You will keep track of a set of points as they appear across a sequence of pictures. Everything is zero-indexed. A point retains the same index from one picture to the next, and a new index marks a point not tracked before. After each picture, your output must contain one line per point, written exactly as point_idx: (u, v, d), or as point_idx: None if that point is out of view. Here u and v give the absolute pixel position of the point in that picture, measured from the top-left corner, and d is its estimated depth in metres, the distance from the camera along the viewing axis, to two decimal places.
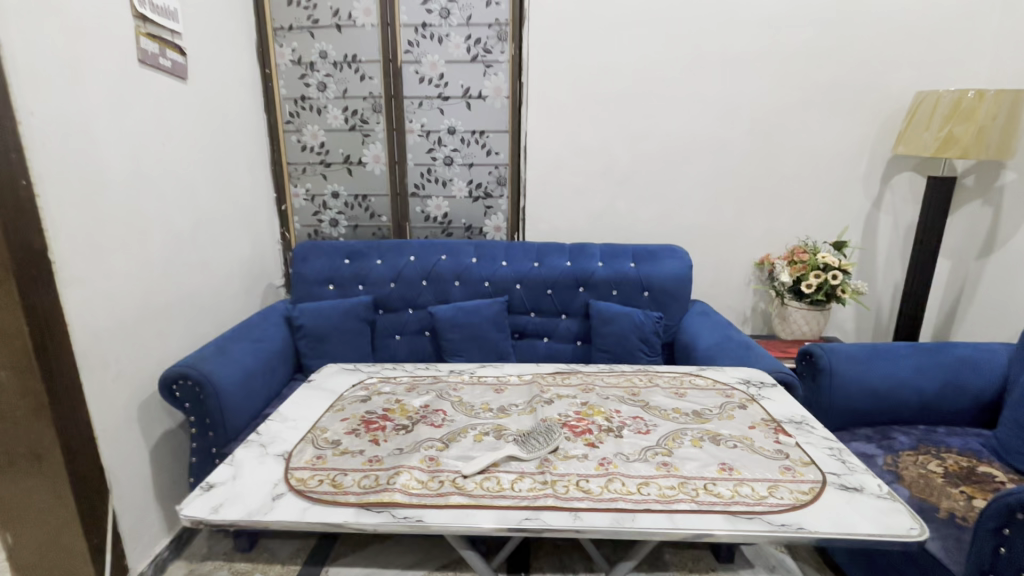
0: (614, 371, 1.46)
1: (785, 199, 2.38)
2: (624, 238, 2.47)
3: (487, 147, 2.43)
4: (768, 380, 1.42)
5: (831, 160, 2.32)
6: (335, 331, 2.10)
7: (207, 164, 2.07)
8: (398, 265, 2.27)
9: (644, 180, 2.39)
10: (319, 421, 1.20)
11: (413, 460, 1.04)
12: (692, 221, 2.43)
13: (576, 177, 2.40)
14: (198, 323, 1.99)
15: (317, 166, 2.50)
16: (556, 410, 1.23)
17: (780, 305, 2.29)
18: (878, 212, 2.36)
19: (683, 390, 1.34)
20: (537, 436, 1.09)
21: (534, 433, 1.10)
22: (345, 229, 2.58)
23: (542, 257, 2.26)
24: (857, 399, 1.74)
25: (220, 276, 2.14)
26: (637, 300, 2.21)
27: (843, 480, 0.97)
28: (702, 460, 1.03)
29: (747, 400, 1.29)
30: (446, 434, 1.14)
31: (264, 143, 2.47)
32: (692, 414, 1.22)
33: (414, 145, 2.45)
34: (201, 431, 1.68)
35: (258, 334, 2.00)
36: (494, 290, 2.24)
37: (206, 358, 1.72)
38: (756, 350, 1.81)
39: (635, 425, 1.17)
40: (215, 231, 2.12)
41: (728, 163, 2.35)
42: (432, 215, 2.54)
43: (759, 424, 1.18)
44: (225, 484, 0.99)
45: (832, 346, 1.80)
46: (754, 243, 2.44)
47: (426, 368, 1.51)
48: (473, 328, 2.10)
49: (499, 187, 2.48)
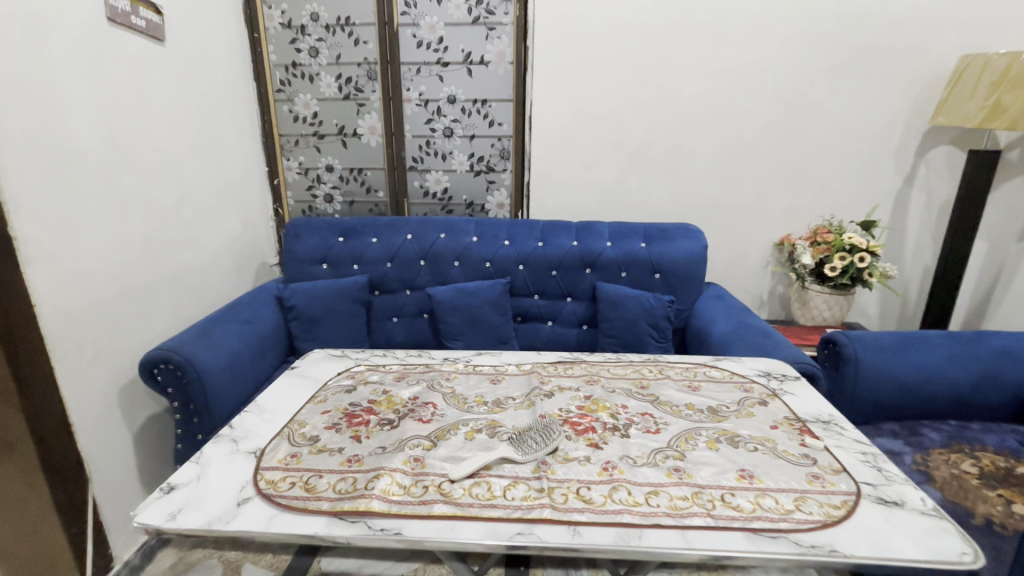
0: (621, 360, 1.35)
1: (810, 175, 2.22)
2: (635, 216, 2.32)
3: (489, 117, 2.28)
4: (791, 372, 1.29)
5: (861, 133, 2.15)
6: (328, 313, 2.00)
7: (191, 135, 1.95)
8: (395, 243, 2.15)
9: (658, 154, 2.23)
10: (297, 415, 1.10)
11: (395, 461, 0.94)
12: (708, 198, 2.28)
13: (585, 150, 2.25)
14: (184, 304, 1.90)
15: (310, 138, 2.37)
16: (557, 405, 1.12)
17: (800, 289, 2.15)
18: (910, 189, 2.19)
19: (698, 384, 1.22)
20: (534, 435, 0.98)
21: (530, 432, 1.00)
22: (340, 205, 2.46)
23: (547, 236, 2.13)
24: (884, 391, 1.62)
25: (207, 254, 2.04)
26: (647, 282, 2.08)
27: (880, 492, 0.86)
28: (718, 466, 0.92)
29: (769, 396, 1.17)
30: (435, 431, 1.03)
31: (254, 114, 2.33)
32: (707, 411, 1.11)
33: (411, 115, 2.30)
34: (185, 418, 1.60)
35: (247, 315, 1.90)
36: (496, 270, 2.12)
37: (190, 341, 1.63)
38: (776, 338, 1.68)
39: (643, 423, 1.05)
40: (202, 207, 2.01)
41: (748, 135, 2.19)
42: (431, 190, 2.40)
43: (782, 423, 1.06)
44: (188, 486, 0.89)
45: (858, 334, 1.67)
46: (774, 222, 2.29)
47: (418, 356, 1.40)
48: (473, 310, 1.99)
49: (502, 161, 2.34)
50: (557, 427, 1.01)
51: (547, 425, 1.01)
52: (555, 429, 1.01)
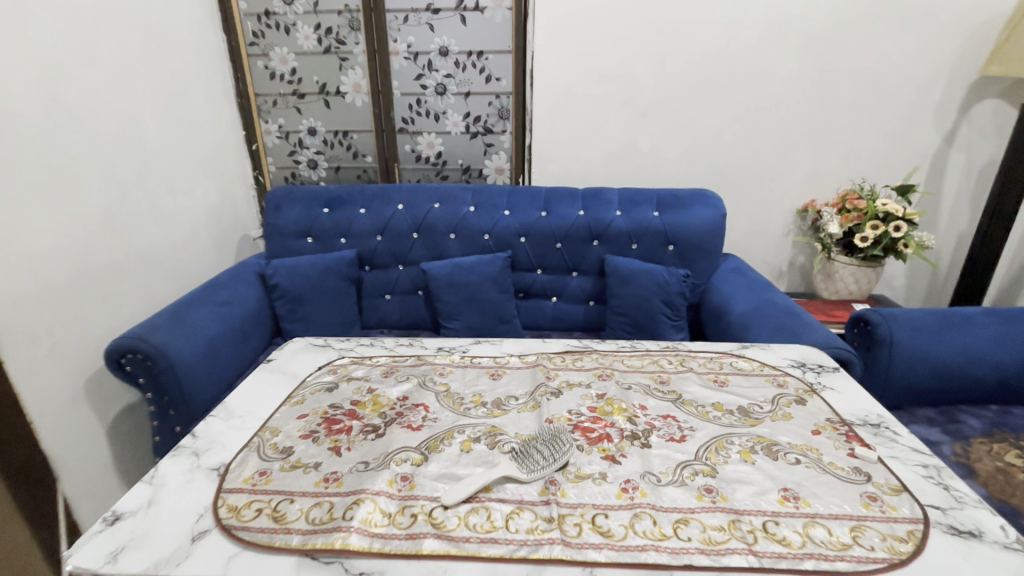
0: (636, 349, 1.20)
1: (840, 134, 2.01)
2: (646, 182, 2.13)
3: (486, 71, 2.05)
4: (829, 362, 1.15)
5: (901, 86, 1.93)
6: (314, 291, 1.85)
7: (152, 96, 1.74)
8: (385, 215, 1.97)
9: (673, 111, 2.02)
10: (269, 421, 0.97)
11: (379, 482, 0.80)
12: (727, 161, 2.08)
13: (592, 109, 2.03)
14: (157, 284, 1.74)
15: (289, 97, 2.15)
16: (566, 406, 0.98)
17: (825, 260, 1.99)
18: (949, 149, 1.98)
19: (724, 378, 1.08)
20: (541, 448, 0.85)
21: (537, 444, 0.86)
22: (326, 171, 2.26)
23: (550, 205, 1.95)
24: (920, 375, 1.48)
25: (182, 228, 1.87)
26: (660, 255, 1.92)
27: (951, 519, 0.73)
28: (756, 485, 0.79)
29: (807, 393, 1.03)
30: (426, 441, 0.90)
31: (226, 71, 2.11)
32: (738, 413, 0.97)
33: (399, 70, 2.07)
34: (160, 410, 1.47)
35: (226, 296, 1.75)
36: (495, 243, 1.95)
37: (160, 326, 1.48)
38: (804, 318, 1.53)
39: (666, 429, 0.92)
40: (171, 176, 1.82)
41: (774, 90, 1.97)
42: (424, 154, 2.20)
43: (826, 428, 0.92)
44: (135, 515, 0.76)
45: (894, 312, 1.52)
46: (798, 187, 2.10)
47: (409, 345, 1.26)
48: (472, 288, 1.83)
49: (501, 120, 2.12)
50: (566, 435, 0.88)
51: (555, 433, 0.88)
52: (564, 437, 0.88)
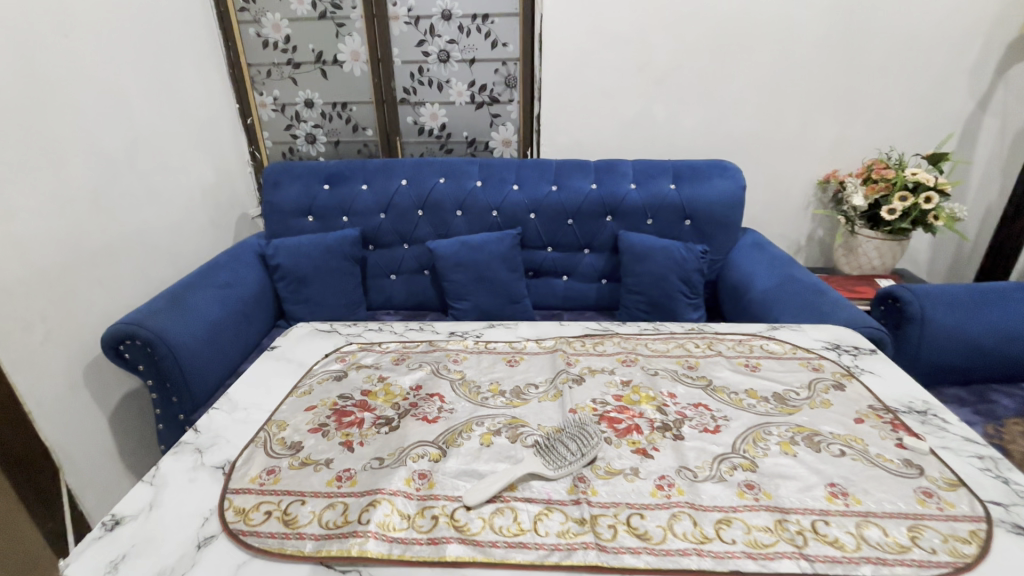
0: (660, 332, 1.14)
1: (867, 100, 1.90)
2: (660, 153, 2.04)
3: (491, 36, 1.93)
4: (865, 343, 1.09)
5: (934, 47, 1.81)
6: (317, 272, 1.78)
7: (138, 66, 1.63)
8: (388, 191, 1.88)
9: (690, 77, 1.90)
10: (276, 413, 0.91)
11: (396, 480, 0.75)
12: (747, 130, 1.97)
13: (604, 75, 1.92)
14: (155, 266, 1.67)
15: (284, 67, 2.03)
16: (589, 394, 0.93)
17: (848, 234, 1.90)
18: (982, 114, 1.88)
19: (756, 363, 1.02)
20: (567, 442, 0.79)
21: (562, 437, 0.81)
22: (325, 146, 2.16)
23: (561, 178, 1.86)
24: (951, 353, 1.42)
25: (177, 207, 1.79)
26: (676, 230, 1.83)
27: (1014, 517, 0.68)
28: (801, 480, 0.73)
29: (845, 377, 0.96)
30: (443, 434, 0.84)
31: (216, 40, 1.99)
32: (773, 400, 0.91)
33: (400, 36, 1.95)
34: (162, 397, 1.42)
35: (226, 278, 1.68)
36: (504, 220, 1.87)
37: (157, 311, 1.42)
38: (830, 296, 1.46)
39: (698, 419, 0.86)
40: (163, 153, 1.73)
41: (798, 53, 1.85)
42: (427, 126, 2.10)
43: (869, 415, 0.86)
44: (136, 519, 0.71)
45: (925, 288, 1.44)
46: (820, 157, 2.00)
47: (420, 329, 1.20)
48: (481, 267, 1.76)
49: (508, 89, 2.02)
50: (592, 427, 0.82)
51: (580, 425, 0.83)
52: (589, 429, 0.82)
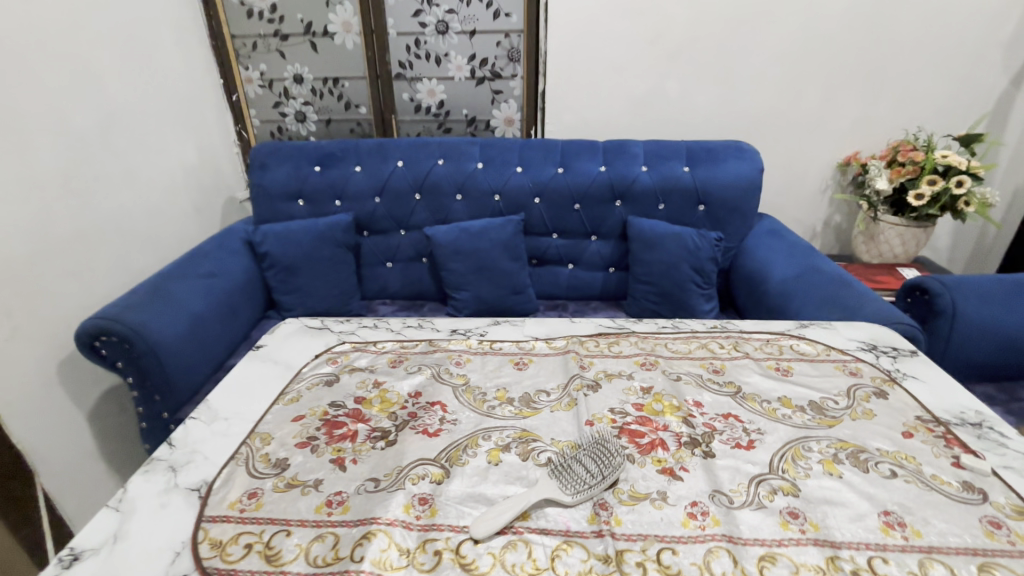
0: (680, 331, 1.05)
1: (894, 77, 1.78)
2: (672, 133, 1.92)
3: (494, 5, 1.79)
4: (903, 344, 1.00)
5: (970, 19, 1.68)
6: (308, 260, 1.67)
7: (110, 36, 1.50)
8: (383, 173, 1.77)
9: (706, 51, 1.77)
10: (260, 425, 0.82)
11: (393, 508, 0.67)
12: (765, 108, 1.85)
13: (614, 48, 1.79)
14: (134, 254, 1.56)
15: (270, 39, 1.89)
16: (607, 403, 0.84)
17: (869, 220, 1.80)
18: (1016, 92, 1.76)
19: (787, 366, 0.93)
20: (586, 462, 0.71)
21: (580, 456, 0.72)
22: (316, 125, 2.04)
23: (567, 160, 1.75)
24: (983, 350, 1.33)
25: (158, 191, 1.67)
26: (689, 216, 1.73)
27: None
28: (851, 508, 0.65)
29: (887, 383, 0.88)
30: (446, 450, 0.76)
31: (196, 9, 1.84)
32: (811, 410, 0.82)
33: (395, 5, 1.81)
34: (144, 396, 1.33)
35: (211, 267, 1.58)
36: (507, 205, 1.76)
37: (136, 304, 1.32)
38: (856, 288, 1.37)
39: (729, 433, 0.77)
40: (140, 132, 1.60)
41: (824, 24, 1.72)
42: (424, 104, 1.97)
43: (918, 428, 0.78)
44: (98, 554, 0.63)
45: (957, 279, 1.35)
46: (841, 138, 1.88)
47: (418, 327, 1.10)
48: (482, 255, 1.66)
49: (511, 64, 1.88)
50: (612, 444, 0.74)
51: (599, 441, 0.75)
52: (609, 446, 0.74)
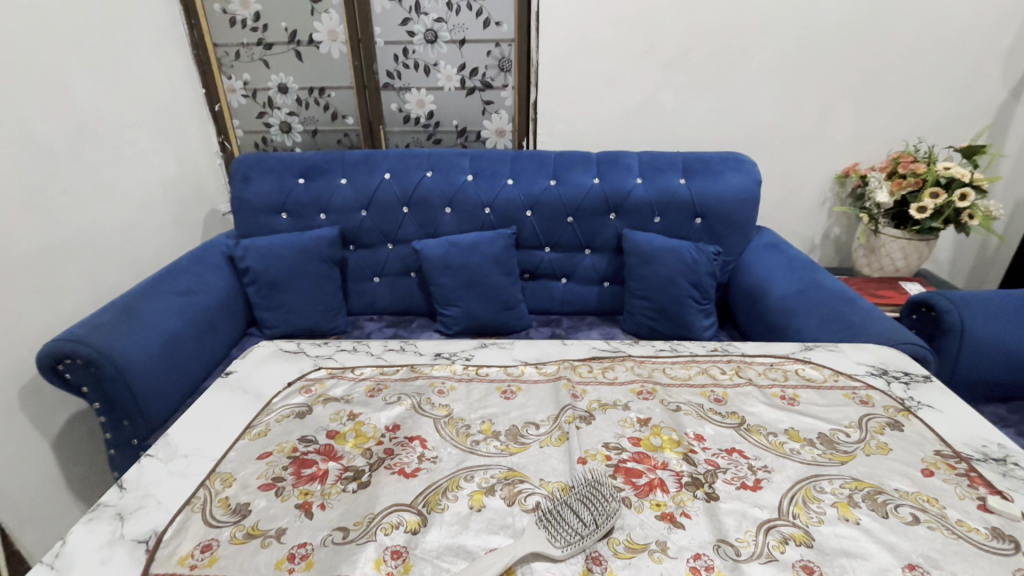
0: (679, 355, 0.99)
1: (892, 87, 1.74)
2: (667, 144, 1.87)
3: (483, 14, 1.75)
4: (915, 368, 0.94)
5: (970, 29, 1.65)
6: (291, 276, 1.61)
7: (82, 44, 1.44)
8: (370, 185, 1.71)
9: (702, 61, 1.73)
10: (222, 464, 0.75)
11: (362, 563, 0.60)
12: (762, 119, 1.81)
13: (607, 58, 1.74)
14: (107, 270, 1.49)
15: (254, 48, 1.84)
16: (601, 438, 0.77)
17: (870, 233, 1.76)
18: (1017, 102, 1.72)
19: (793, 394, 0.87)
20: (578, 508, 0.64)
21: (572, 500, 0.66)
22: (301, 136, 1.98)
23: (560, 172, 1.69)
24: (994, 369, 1.27)
25: (134, 204, 1.61)
26: (686, 230, 1.68)
27: None
28: (871, 560, 0.59)
29: (901, 414, 0.82)
30: (424, 493, 0.69)
31: (177, 17, 1.79)
32: (821, 444, 0.76)
33: (382, 14, 1.76)
34: (112, 422, 1.22)
35: (189, 283, 1.51)
36: (498, 218, 1.70)
37: (103, 325, 1.23)
38: (861, 305, 1.32)
39: (734, 472, 0.71)
40: (114, 143, 1.54)
41: (821, 34, 1.68)
42: (413, 114, 1.92)
43: (938, 465, 0.72)
44: None
45: (965, 296, 1.29)
46: (840, 149, 1.84)
47: (401, 350, 1.04)
48: (472, 270, 1.59)
49: (502, 74, 1.84)
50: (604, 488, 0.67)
51: (591, 483, 0.68)
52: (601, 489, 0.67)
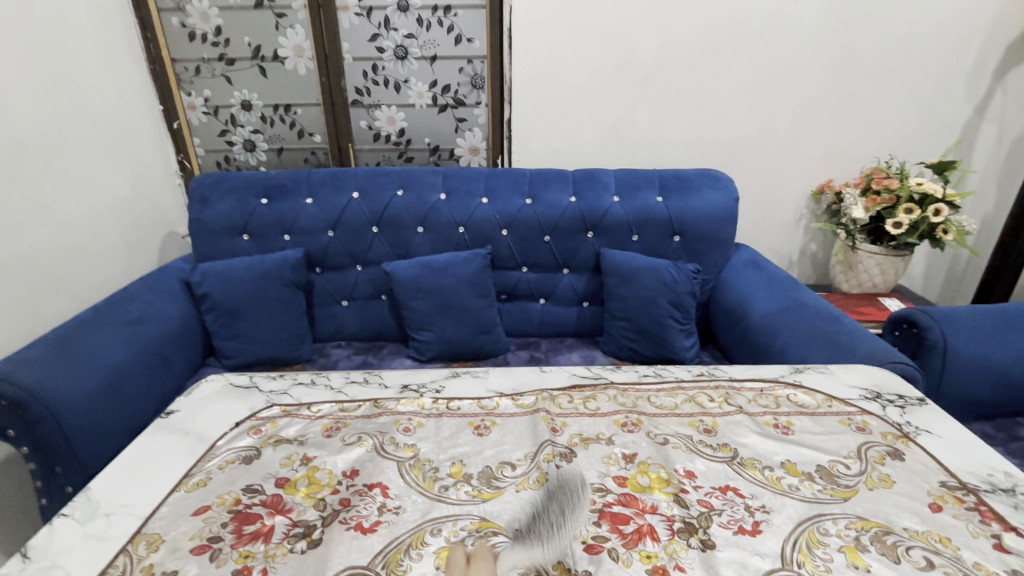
0: (664, 382, 0.93)
1: (862, 105, 1.76)
2: (644, 162, 1.85)
3: (455, 30, 1.71)
4: (909, 391, 0.90)
5: (934, 48, 1.68)
6: (251, 301, 1.50)
7: (20, 56, 1.33)
8: (337, 204, 1.63)
9: (676, 79, 1.72)
10: (151, 523, 0.65)
11: None
12: (737, 137, 1.80)
13: (582, 76, 1.72)
14: (45, 299, 1.37)
15: (215, 63, 1.76)
16: (583, 478, 0.70)
17: (847, 250, 1.75)
18: (981, 120, 1.76)
19: (787, 423, 0.81)
20: (546, 509, 0.65)
21: (537, 506, 0.66)
22: (266, 154, 1.90)
23: (535, 190, 1.65)
24: (977, 386, 1.24)
25: (79, 227, 1.49)
26: (665, 248, 1.64)
27: None
28: None
29: (900, 441, 0.77)
30: (385, 552, 0.60)
31: (132, 31, 1.70)
32: (821, 479, 0.70)
33: (350, 29, 1.71)
34: (43, 468, 1.09)
35: (138, 311, 1.39)
36: (472, 237, 1.64)
37: (35, 360, 1.11)
38: (845, 323, 1.28)
39: (729, 514, 0.64)
40: (57, 162, 1.43)
41: (792, 54, 1.69)
42: (383, 132, 1.85)
43: (946, 498, 0.67)
44: None
45: (945, 311, 1.27)
46: (814, 166, 1.84)
47: (364, 383, 0.95)
48: (445, 292, 1.52)
49: (475, 91, 1.80)
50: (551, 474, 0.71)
51: (567, 514, 0.64)
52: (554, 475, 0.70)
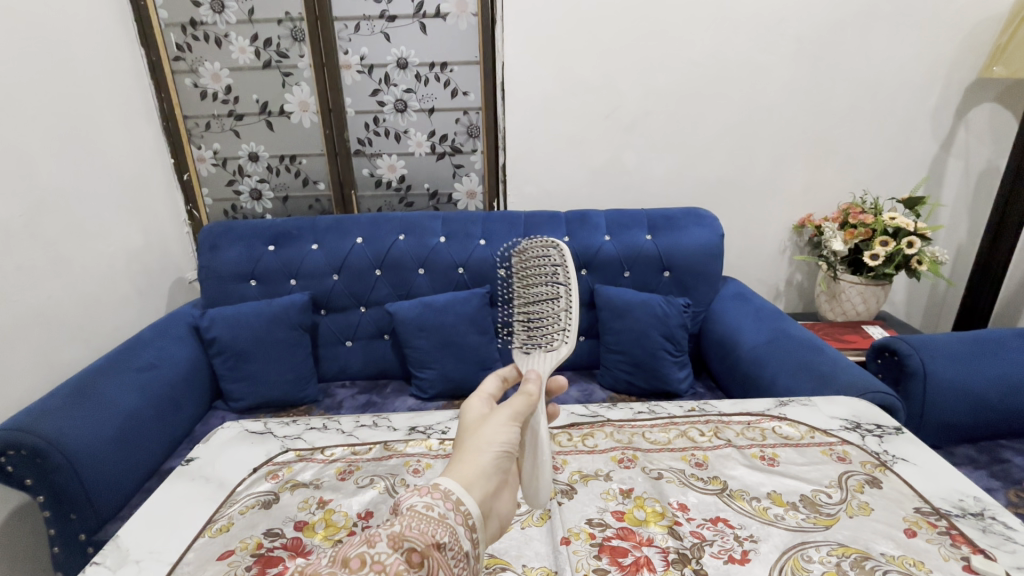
0: (657, 419, 0.98)
1: (836, 144, 1.87)
2: (633, 201, 1.94)
3: (451, 84, 1.83)
4: (888, 421, 0.96)
5: (897, 92, 1.80)
6: (258, 344, 1.55)
7: (43, 122, 1.42)
8: (341, 249, 1.70)
9: (660, 125, 1.84)
10: (179, 568, 0.69)
11: None
12: (719, 177, 1.91)
13: (572, 123, 1.83)
14: (62, 349, 1.42)
15: (225, 119, 1.87)
16: (583, 514, 0.75)
17: (830, 280, 1.83)
18: (948, 156, 1.87)
19: (773, 454, 0.87)
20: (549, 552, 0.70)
21: (540, 550, 0.70)
22: (272, 202, 1.98)
23: (530, 230, 1.73)
24: (956, 409, 1.29)
25: (95, 278, 1.56)
26: (655, 282, 1.72)
27: None
28: None
29: (879, 470, 0.82)
30: None
31: (147, 92, 1.81)
32: (804, 508, 0.75)
33: (353, 85, 1.82)
34: (58, 516, 1.12)
35: (153, 357, 1.45)
36: (471, 277, 1.71)
37: (55, 409, 1.15)
38: (829, 354, 1.34)
39: (720, 544, 0.69)
40: (76, 217, 1.51)
41: (767, 100, 1.81)
42: (385, 178, 1.95)
43: (920, 524, 0.72)
44: None
45: (922, 338, 1.32)
46: (795, 201, 1.94)
47: (372, 425, 1.01)
48: (446, 330, 1.58)
49: (470, 139, 1.90)
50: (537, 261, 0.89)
51: (563, 551, 0.69)
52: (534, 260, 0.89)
